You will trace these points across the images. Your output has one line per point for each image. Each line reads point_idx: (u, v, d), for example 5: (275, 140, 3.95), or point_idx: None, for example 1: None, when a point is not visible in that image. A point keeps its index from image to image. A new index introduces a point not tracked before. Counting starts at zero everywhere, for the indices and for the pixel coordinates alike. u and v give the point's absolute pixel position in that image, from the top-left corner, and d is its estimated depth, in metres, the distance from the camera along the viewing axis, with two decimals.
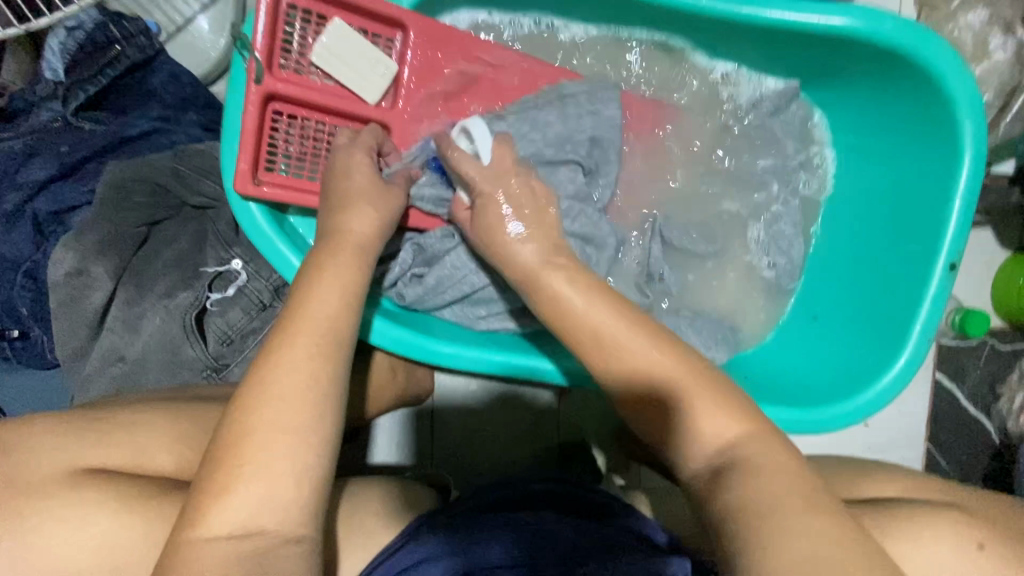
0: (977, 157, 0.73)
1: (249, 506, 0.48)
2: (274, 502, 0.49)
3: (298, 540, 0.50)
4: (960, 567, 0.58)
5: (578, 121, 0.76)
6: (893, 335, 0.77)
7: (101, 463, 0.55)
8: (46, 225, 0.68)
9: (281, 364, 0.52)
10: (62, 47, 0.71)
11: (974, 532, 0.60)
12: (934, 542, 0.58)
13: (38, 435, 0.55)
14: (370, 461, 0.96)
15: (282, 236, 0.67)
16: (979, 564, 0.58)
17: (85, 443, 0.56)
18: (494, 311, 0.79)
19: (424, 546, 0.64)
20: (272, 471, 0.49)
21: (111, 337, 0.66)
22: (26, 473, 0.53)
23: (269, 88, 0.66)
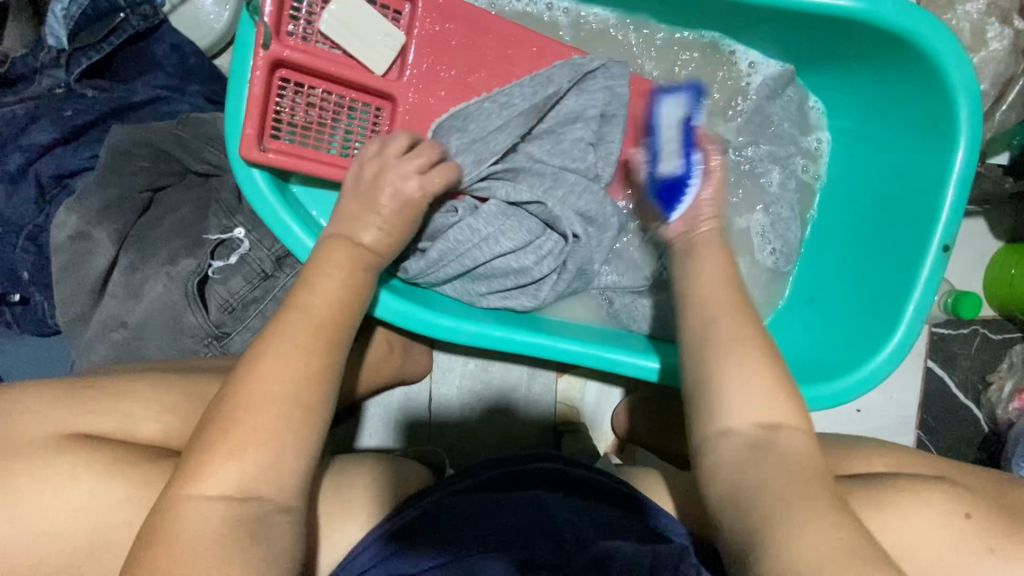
0: (972, 142, 0.75)
1: (250, 467, 0.50)
2: (274, 468, 0.51)
3: (288, 509, 0.52)
4: (949, 542, 0.59)
5: (582, 99, 0.77)
6: (886, 316, 0.78)
7: (98, 430, 0.56)
8: (48, 189, 0.67)
9: (288, 341, 0.55)
10: (65, 12, 0.70)
11: (960, 501, 0.62)
12: (918, 511, 0.60)
13: (38, 402, 0.56)
14: (362, 443, 0.96)
15: (285, 207, 0.67)
16: (966, 539, 0.59)
17: (85, 410, 0.57)
18: (495, 287, 0.79)
19: (412, 527, 0.66)
20: (270, 437, 0.51)
21: (112, 303, 0.67)
22: (28, 431, 0.54)
23: (277, 55, 0.66)
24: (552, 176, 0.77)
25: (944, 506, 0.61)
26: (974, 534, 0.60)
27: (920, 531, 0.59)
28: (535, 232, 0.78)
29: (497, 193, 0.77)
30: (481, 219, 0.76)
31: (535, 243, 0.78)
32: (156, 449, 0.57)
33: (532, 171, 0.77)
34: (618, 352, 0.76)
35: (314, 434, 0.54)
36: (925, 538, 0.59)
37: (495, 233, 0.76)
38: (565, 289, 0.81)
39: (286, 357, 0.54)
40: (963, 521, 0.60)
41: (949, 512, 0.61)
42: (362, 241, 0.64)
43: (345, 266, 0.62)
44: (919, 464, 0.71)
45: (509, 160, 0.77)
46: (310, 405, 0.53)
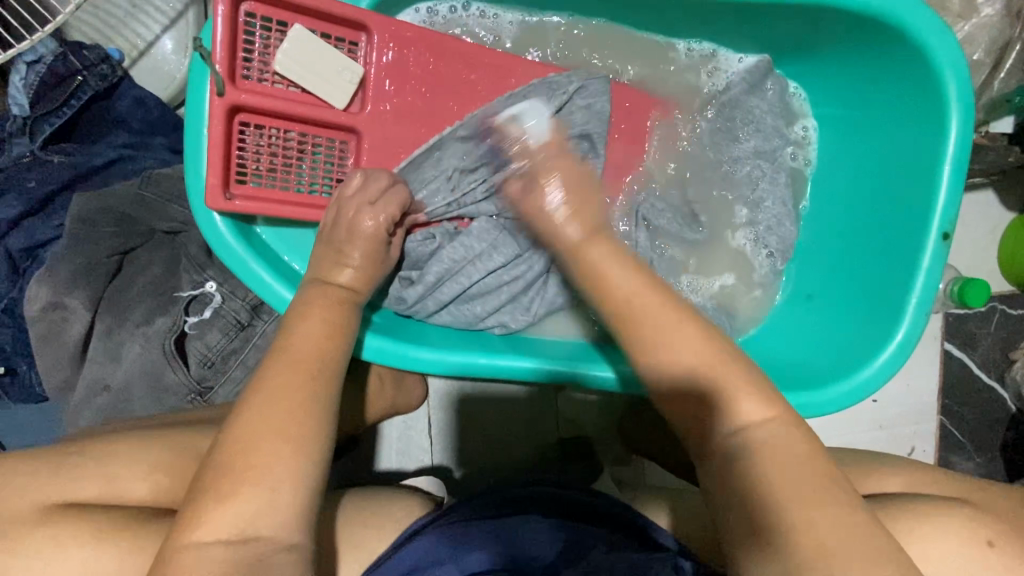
0: (965, 118, 0.70)
1: (250, 509, 0.49)
2: (273, 509, 0.49)
3: (293, 546, 0.50)
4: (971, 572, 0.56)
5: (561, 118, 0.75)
6: (888, 310, 0.75)
7: (80, 497, 0.54)
8: (21, 261, 0.68)
9: (260, 402, 0.53)
10: (24, 82, 0.71)
11: (981, 528, 0.58)
12: (934, 536, 0.57)
13: (16, 471, 0.55)
14: (373, 469, 0.96)
15: (252, 254, 0.66)
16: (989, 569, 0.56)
17: (60, 475, 0.55)
18: (487, 308, 0.77)
19: (413, 552, 0.65)
20: (270, 475, 0.50)
21: (93, 367, 0.67)
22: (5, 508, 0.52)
23: (235, 100, 0.63)
24: None
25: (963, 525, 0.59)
26: (997, 563, 0.56)
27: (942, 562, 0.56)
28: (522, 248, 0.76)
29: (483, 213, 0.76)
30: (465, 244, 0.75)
31: (521, 261, 0.76)
32: (137, 508, 0.55)
33: None
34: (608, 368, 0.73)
35: (315, 473, 0.52)
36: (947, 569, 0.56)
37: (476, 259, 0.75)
38: (557, 302, 0.79)
39: (272, 407, 0.53)
40: (988, 554, 0.57)
41: (970, 542, 0.57)
42: (341, 283, 0.64)
43: (316, 314, 0.61)
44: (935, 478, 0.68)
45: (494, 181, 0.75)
46: (309, 440, 0.52)
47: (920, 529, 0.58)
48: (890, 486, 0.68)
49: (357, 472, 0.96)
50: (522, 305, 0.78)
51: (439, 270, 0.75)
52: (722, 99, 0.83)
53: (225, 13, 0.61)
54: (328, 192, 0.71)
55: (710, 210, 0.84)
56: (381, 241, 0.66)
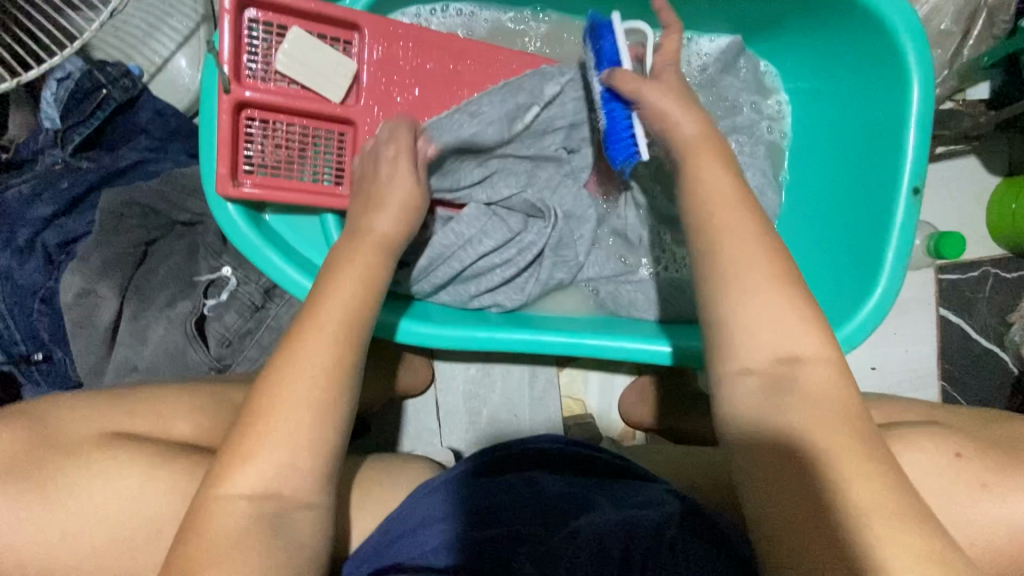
0: (925, 79, 0.74)
1: (271, 462, 0.52)
2: (290, 470, 0.52)
3: (311, 503, 0.54)
4: (947, 490, 0.62)
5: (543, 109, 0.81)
6: (868, 268, 0.77)
7: (132, 430, 0.57)
8: (55, 255, 0.74)
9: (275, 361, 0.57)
10: (55, 97, 0.79)
11: (952, 443, 0.65)
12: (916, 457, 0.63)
13: (69, 406, 0.57)
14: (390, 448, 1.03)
15: (263, 239, 0.72)
16: (963, 483, 0.62)
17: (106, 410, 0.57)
18: (484, 286, 0.82)
19: (419, 511, 0.67)
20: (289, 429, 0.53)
21: (123, 349, 0.73)
22: (67, 433, 0.55)
23: (241, 97, 0.69)
24: (527, 177, 0.84)
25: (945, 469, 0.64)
26: (968, 471, 0.62)
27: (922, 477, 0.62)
28: (515, 229, 0.82)
29: (479, 197, 0.82)
30: (463, 227, 0.80)
31: (514, 242, 0.82)
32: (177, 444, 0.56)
33: (508, 176, 0.83)
34: (605, 339, 0.78)
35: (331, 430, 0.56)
36: (930, 486, 0.62)
37: (474, 241, 0.80)
38: (550, 280, 0.84)
39: (301, 366, 0.55)
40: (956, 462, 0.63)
41: (942, 455, 0.63)
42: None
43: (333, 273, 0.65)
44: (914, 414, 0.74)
45: (488, 167, 0.82)
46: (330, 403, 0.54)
47: (898, 446, 0.64)
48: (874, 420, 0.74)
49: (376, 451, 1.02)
50: (518, 283, 0.83)
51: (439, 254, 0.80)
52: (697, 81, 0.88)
53: (230, 19, 0.68)
54: (330, 181, 0.76)
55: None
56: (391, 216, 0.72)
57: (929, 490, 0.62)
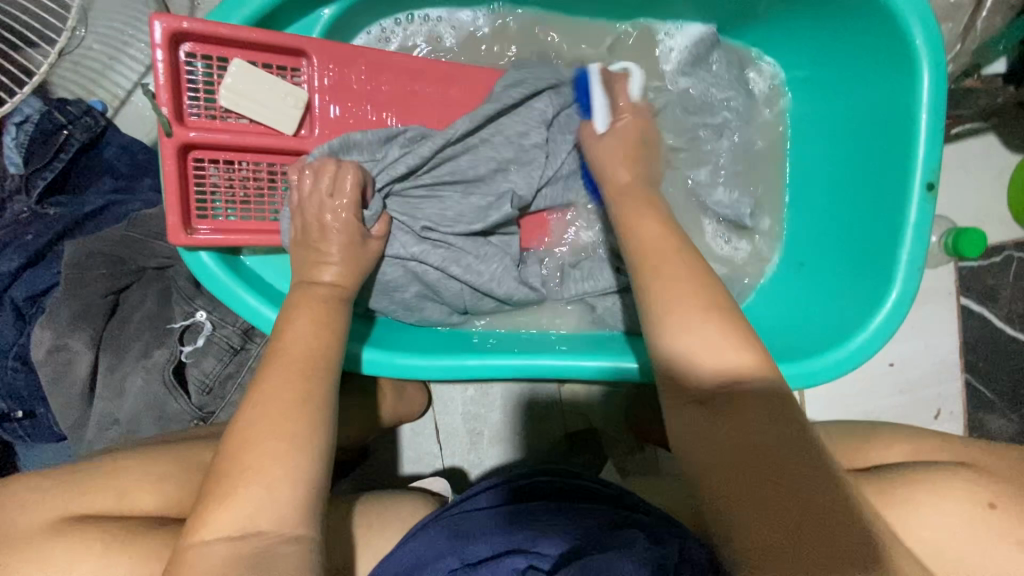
0: (936, 66, 0.68)
1: (248, 507, 0.47)
2: (278, 530, 0.48)
3: (300, 537, 0.48)
4: (972, 536, 0.56)
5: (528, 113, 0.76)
6: (881, 267, 0.72)
7: (97, 509, 0.53)
8: (26, 309, 0.72)
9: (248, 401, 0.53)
10: (17, 141, 0.76)
11: (983, 490, 0.59)
12: (940, 503, 0.58)
13: (38, 488, 0.53)
14: (399, 472, 1.00)
15: (240, 282, 0.69)
16: (992, 536, 0.56)
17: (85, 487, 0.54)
18: (487, 308, 0.78)
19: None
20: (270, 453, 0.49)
21: (102, 403, 0.70)
22: (30, 520, 0.51)
23: (185, 138, 0.65)
24: (460, 214, 0.74)
25: (957, 486, 0.59)
26: (1002, 524, 0.56)
27: (942, 533, 0.57)
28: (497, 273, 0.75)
29: (433, 254, 0.72)
30: (416, 223, 0.73)
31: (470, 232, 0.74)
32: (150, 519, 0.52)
33: (459, 226, 0.74)
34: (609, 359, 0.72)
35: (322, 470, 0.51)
36: (954, 537, 0.57)
37: (433, 220, 0.73)
38: (528, 284, 0.77)
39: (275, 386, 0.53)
40: (986, 514, 0.57)
41: (970, 505, 0.58)
42: (326, 280, 0.63)
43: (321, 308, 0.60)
44: (946, 450, 0.68)
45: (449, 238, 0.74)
46: (306, 439, 0.51)
47: (921, 482, 0.60)
48: (893, 459, 0.69)
49: (385, 476, 0.99)
50: (500, 290, 0.75)
51: (455, 291, 0.75)
52: (675, 64, 0.81)
53: (164, 57, 0.63)
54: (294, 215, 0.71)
55: (684, 214, 0.82)
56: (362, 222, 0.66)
57: (955, 545, 0.56)
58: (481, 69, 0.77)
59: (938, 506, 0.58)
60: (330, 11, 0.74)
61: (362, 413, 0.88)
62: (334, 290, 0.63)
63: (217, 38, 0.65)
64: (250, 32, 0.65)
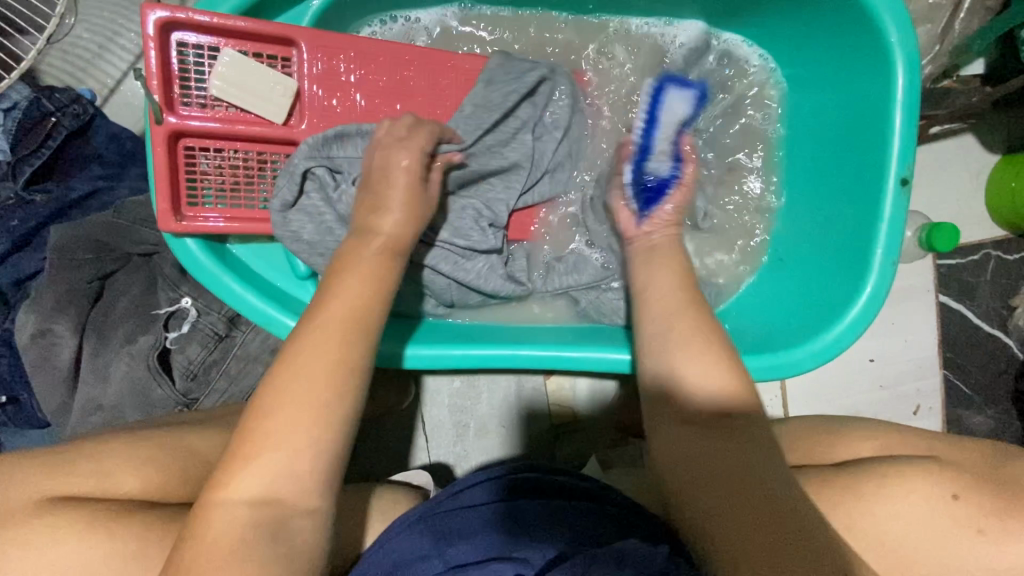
0: (910, 65, 0.69)
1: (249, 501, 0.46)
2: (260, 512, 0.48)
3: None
4: (936, 524, 0.58)
5: (518, 113, 0.77)
6: (857, 261, 0.74)
7: (77, 489, 0.52)
8: (12, 295, 0.73)
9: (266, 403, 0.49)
10: (4, 128, 0.76)
11: (947, 482, 0.60)
12: (911, 493, 0.59)
13: (18, 468, 0.53)
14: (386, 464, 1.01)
15: (226, 269, 0.69)
16: (954, 524, 0.58)
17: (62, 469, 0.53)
18: (474, 301, 0.79)
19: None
20: (293, 427, 0.47)
21: (86, 388, 0.70)
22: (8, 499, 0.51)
23: (176, 125, 0.66)
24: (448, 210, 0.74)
25: (928, 477, 0.61)
26: (964, 512, 0.59)
27: (904, 517, 0.58)
28: (485, 270, 0.76)
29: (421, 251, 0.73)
30: None
31: (460, 228, 0.74)
32: (130, 502, 0.53)
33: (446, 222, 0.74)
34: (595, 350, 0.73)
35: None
36: (917, 525, 0.58)
37: None
38: (514, 279, 0.78)
39: (316, 349, 0.50)
40: (951, 505, 0.59)
41: (938, 497, 0.59)
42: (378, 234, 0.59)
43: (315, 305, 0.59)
44: (918, 442, 0.69)
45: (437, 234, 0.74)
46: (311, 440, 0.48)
47: (892, 472, 0.61)
48: (866, 450, 0.69)
49: (372, 468, 1.00)
50: (487, 287, 0.76)
51: (442, 285, 0.76)
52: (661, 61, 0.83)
53: (156, 46, 0.64)
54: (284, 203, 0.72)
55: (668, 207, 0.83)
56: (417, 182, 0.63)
57: (922, 534, 0.58)
58: (469, 62, 0.78)
59: (909, 498, 0.59)
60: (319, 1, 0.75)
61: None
62: None
63: (208, 27, 0.65)
64: (240, 21, 0.66)
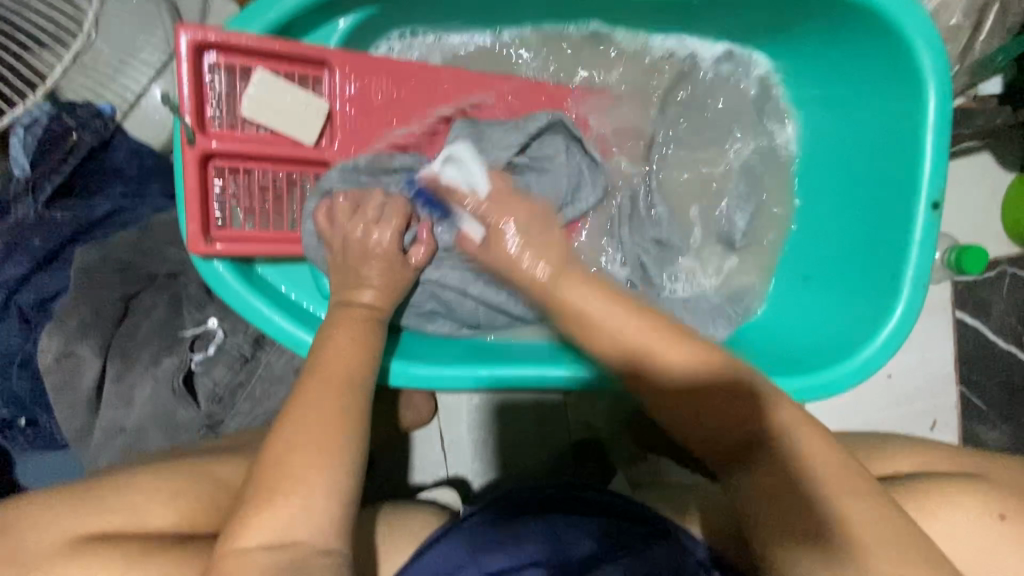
0: (941, 89, 0.70)
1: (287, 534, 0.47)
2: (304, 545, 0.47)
3: (330, 550, 0.48)
4: (986, 550, 0.58)
5: (542, 144, 0.77)
6: (887, 282, 0.74)
7: (107, 529, 0.50)
8: (32, 315, 0.70)
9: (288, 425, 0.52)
10: (24, 144, 0.73)
11: (994, 503, 0.60)
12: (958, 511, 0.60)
13: (51, 504, 0.52)
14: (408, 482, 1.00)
15: (255, 292, 0.68)
16: (1002, 544, 0.58)
17: (95, 499, 0.52)
18: (502, 323, 0.78)
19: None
20: (308, 486, 0.48)
21: (109, 412, 0.68)
22: (38, 539, 0.49)
23: (207, 148, 0.65)
24: None
25: (973, 498, 0.61)
26: (1015, 537, 0.58)
27: (949, 536, 0.59)
28: (514, 292, 0.75)
29: (450, 273, 0.73)
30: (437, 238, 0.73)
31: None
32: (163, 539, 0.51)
33: None
34: None
35: (351, 482, 0.51)
36: (964, 547, 0.58)
37: (453, 238, 0.74)
38: None
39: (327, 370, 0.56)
40: (1000, 527, 0.59)
41: (986, 518, 0.59)
42: (364, 301, 0.63)
43: (353, 329, 0.60)
44: (954, 462, 0.69)
45: (466, 256, 0.74)
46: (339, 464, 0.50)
47: (936, 487, 0.62)
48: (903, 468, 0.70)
49: (391, 485, 0.99)
50: (516, 309, 0.75)
51: (470, 308, 0.75)
52: (688, 80, 0.84)
53: (190, 66, 0.63)
54: None
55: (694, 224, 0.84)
56: (398, 253, 0.66)
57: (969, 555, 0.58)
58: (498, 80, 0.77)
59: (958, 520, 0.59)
60: (346, 21, 0.74)
61: (384, 417, 0.91)
62: (375, 311, 0.63)
63: (241, 49, 0.64)
64: (274, 42, 0.65)
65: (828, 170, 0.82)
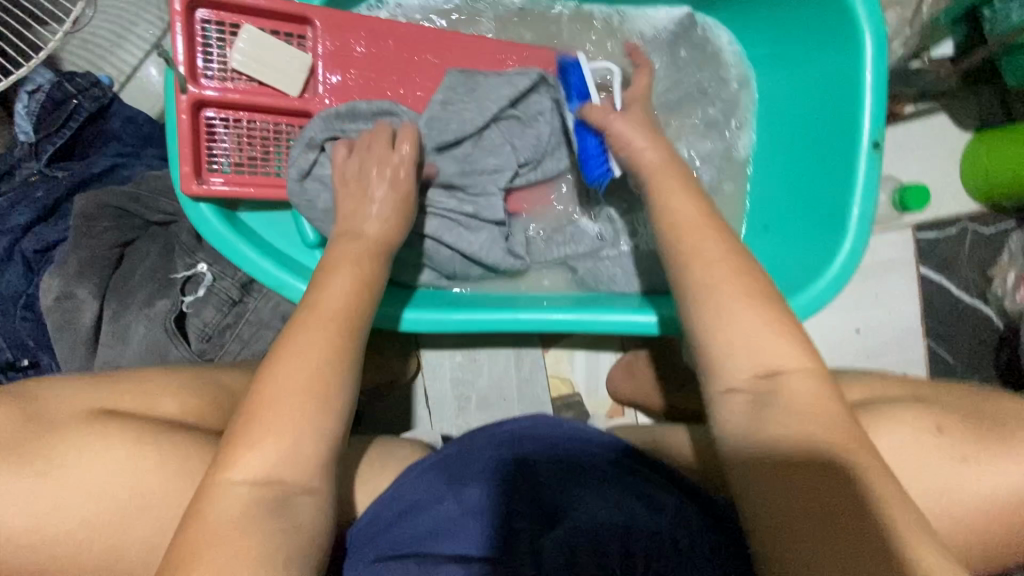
0: (876, 36, 0.75)
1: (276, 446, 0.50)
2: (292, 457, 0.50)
3: (309, 457, 0.51)
4: (922, 461, 0.61)
5: (530, 102, 0.82)
6: (836, 220, 0.78)
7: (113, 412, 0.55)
8: (35, 263, 0.76)
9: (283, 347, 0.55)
10: (27, 110, 0.80)
11: (932, 418, 0.64)
12: (899, 423, 0.64)
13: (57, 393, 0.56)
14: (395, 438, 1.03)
15: (240, 235, 0.73)
16: (943, 456, 0.61)
17: (96, 401, 0.56)
18: (476, 272, 0.83)
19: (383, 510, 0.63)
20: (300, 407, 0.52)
21: (105, 350, 0.73)
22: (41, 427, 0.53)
23: (197, 96, 0.70)
24: (457, 177, 0.78)
25: (911, 416, 0.64)
26: (947, 449, 0.61)
27: (887, 461, 0.61)
28: (487, 240, 0.80)
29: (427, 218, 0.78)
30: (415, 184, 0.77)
31: (469, 192, 0.79)
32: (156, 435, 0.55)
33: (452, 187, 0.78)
34: (596, 311, 0.79)
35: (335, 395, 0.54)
36: (906, 459, 0.62)
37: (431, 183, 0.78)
38: (515, 253, 0.82)
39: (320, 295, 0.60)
40: (936, 440, 0.62)
41: (923, 432, 0.63)
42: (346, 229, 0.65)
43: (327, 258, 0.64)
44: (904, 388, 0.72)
45: (444, 201, 0.78)
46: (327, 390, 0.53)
47: (878, 410, 0.66)
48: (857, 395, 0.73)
49: None
50: (487, 258, 0.80)
51: (445, 254, 0.80)
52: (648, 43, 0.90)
53: (182, 21, 0.70)
54: None
55: None
56: None
57: (907, 464, 0.61)
58: (469, 43, 0.83)
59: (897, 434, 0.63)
60: None
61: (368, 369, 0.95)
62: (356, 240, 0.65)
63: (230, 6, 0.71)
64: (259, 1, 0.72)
65: (782, 122, 0.87)
